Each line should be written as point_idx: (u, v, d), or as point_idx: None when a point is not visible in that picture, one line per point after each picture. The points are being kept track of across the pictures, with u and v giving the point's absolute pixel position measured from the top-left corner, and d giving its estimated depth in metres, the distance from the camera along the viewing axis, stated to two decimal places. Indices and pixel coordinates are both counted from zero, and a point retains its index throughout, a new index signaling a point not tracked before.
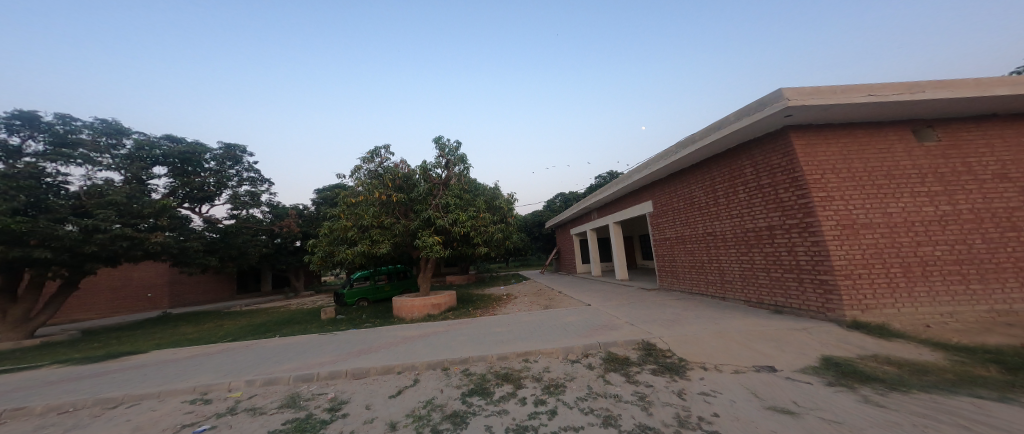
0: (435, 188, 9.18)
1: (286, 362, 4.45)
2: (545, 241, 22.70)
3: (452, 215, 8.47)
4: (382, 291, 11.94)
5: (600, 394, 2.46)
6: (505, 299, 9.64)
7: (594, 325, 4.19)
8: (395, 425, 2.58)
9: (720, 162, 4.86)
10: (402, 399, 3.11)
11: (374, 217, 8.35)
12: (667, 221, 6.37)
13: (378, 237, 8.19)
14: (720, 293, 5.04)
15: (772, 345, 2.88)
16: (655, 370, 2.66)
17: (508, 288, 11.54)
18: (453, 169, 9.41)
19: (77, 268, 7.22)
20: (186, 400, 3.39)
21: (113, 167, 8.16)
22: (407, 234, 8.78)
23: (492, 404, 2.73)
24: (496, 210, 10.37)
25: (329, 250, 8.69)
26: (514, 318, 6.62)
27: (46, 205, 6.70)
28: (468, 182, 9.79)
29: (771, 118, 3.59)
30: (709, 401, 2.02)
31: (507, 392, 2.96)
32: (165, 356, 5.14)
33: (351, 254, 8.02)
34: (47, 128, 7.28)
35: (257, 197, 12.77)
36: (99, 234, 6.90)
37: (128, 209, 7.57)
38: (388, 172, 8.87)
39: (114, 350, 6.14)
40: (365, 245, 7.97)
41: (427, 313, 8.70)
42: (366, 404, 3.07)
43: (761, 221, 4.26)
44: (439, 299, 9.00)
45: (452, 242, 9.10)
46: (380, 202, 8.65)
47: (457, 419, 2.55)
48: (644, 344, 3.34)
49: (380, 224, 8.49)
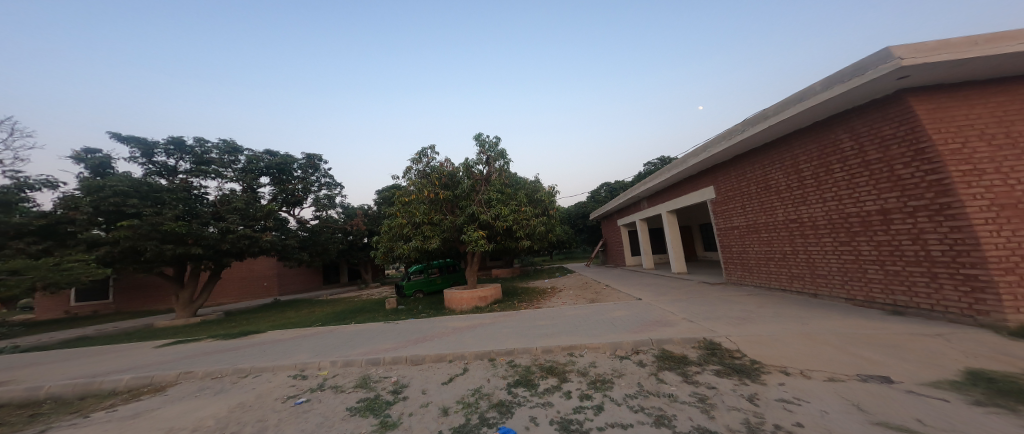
0: (478, 184, 9.47)
1: (352, 347, 4.91)
2: (589, 234, 22.20)
3: (494, 210, 8.66)
4: (434, 283, 12.66)
5: (652, 393, 2.34)
6: (550, 292, 9.64)
7: (643, 321, 3.99)
8: (447, 410, 2.71)
9: (806, 139, 4.30)
10: (451, 386, 3.26)
11: (424, 214, 8.80)
12: (735, 208, 5.83)
13: (429, 233, 8.66)
14: (810, 288, 4.48)
15: (882, 352, 2.48)
16: (719, 371, 2.46)
17: (553, 281, 11.55)
18: (494, 165, 9.60)
19: (218, 261, 9.07)
20: (281, 375, 3.91)
21: (235, 179, 9.84)
22: (454, 229, 9.15)
23: (537, 396, 2.74)
24: (537, 203, 10.38)
25: (389, 246, 9.37)
26: (557, 311, 6.57)
27: (196, 212, 8.63)
28: (508, 177, 9.94)
29: (875, 83, 3.09)
30: (790, 410, 1.81)
31: (552, 385, 2.94)
32: (278, 335, 6.00)
33: (405, 249, 8.57)
34: (191, 152, 9.22)
35: (334, 199, 14.12)
36: (230, 235, 8.58)
37: (246, 214, 9.23)
38: (434, 171, 9.30)
39: (247, 328, 7.39)
40: (418, 241, 8.51)
41: (475, 306, 9.03)
42: (422, 389, 3.26)
43: (868, 204, 3.67)
44: (485, 292, 9.26)
45: (495, 236, 9.31)
46: (429, 199, 9.10)
47: (503, 408, 2.60)
48: (706, 343, 3.10)
49: (430, 221, 8.93)
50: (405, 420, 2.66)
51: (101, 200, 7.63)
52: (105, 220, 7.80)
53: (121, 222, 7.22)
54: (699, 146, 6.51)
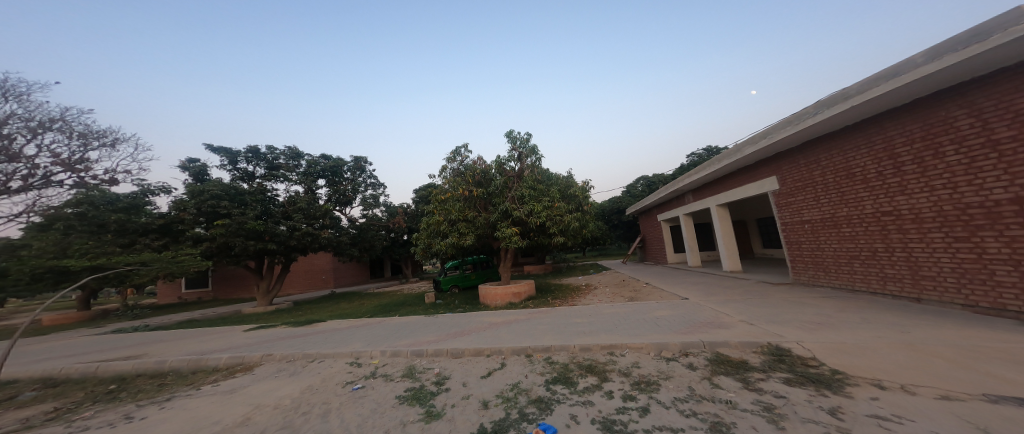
0: (510, 181, 9.54)
1: (400, 339, 5.17)
2: (625, 230, 21.45)
3: (527, 206, 8.67)
4: (468, 279, 13.01)
5: (706, 397, 2.22)
6: (584, 289, 9.51)
7: (692, 322, 3.79)
8: (487, 403, 2.78)
9: (905, 119, 3.79)
10: (489, 380, 3.34)
11: (460, 212, 9.02)
12: (805, 200, 5.30)
13: (464, 229, 8.88)
14: (910, 291, 3.91)
15: (1010, 368, 2.11)
16: (789, 380, 2.27)
17: (587, 278, 11.37)
18: (526, 161, 9.64)
19: (287, 256, 10.22)
20: (341, 362, 4.23)
21: (298, 181, 10.96)
22: (488, 226, 9.28)
23: (577, 394, 2.71)
24: (571, 199, 10.22)
25: (428, 243, 9.73)
26: (594, 309, 6.45)
27: (269, 212, 9.80)
28: (541, 173, 9.92)
29: (1009, 47, 2.65)
30: (886, 428, 1.62)
31: (592, 383, 2.90)
32: (335, 326, 6.53)
33: (442, 246, 8.88)
34: (264, 158, 10.59)
35: (378, 199, 14.98)
36: (296, 232, 9.64)
37: (309, 213, 10.21)
38: (468, 170, 9.50)
39: (307, 317, 8.11)
40: (454, 238, 8.78)
41: (509, 301, 9.14)
42: (462, 382, 3.37)
43: (994, 192, 3.14)
44: (519, 288, 9.31)
45: (529, 232, 9.32)
46: (464, 197, 9.32)
47: (542, 404, 2.61)
48: (771, 348, 2.87)
49: (465, 218, 9.14)
50: (448, 411, 2.76)
51: (202, 202, 8.97)
52: (205, 220, 9.13)
53: (218, 222, 8.50)
54: (757, 133, 6.04)
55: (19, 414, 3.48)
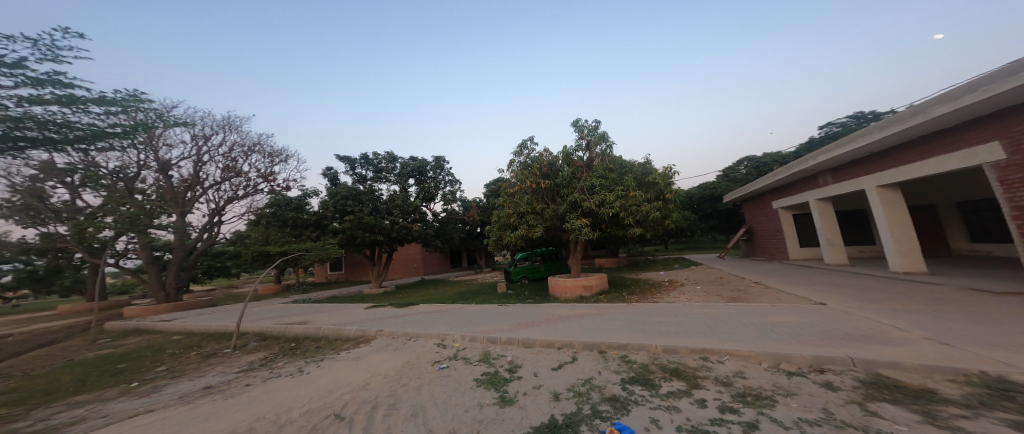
0: (577, 171, 9.27)
1: (488, 322, 5.81)
2: (721, 219, 19.12)
3: (598, 197, 8.27)
4: (538, 270, 13.11)
5: (855, 427, 1.76)
6: (667, 286, 8.71)
7: (818, 333, 3.17)
8: (558, 396, 2.77)
9: None
10: (564, 371, 3.32)
11: (528, 204, 9.05)
12: None
13: (533, 221, 8.86)
14: None
15: None
16: (1020, 425, 1.63)
17: (668, 274, 10.44)
18: (595, 149, 9.26)
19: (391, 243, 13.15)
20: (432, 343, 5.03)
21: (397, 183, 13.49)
22: (556, 218, 9.12)
23: (658, 397, 2.47)
24: (649, 187, 9.39)
25: (499, 235, 10.02)
26: (679, 309, 5.87)
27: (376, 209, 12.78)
28: (613, 160, 9.41)
29: None
30: None
31: (678, 388, 2.61)
32: (427, 314, 7.57)
33: (512, 238, 9.03)
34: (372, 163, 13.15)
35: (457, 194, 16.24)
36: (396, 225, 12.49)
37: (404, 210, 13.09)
38: (535, 162, 9.44)
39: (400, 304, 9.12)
40: (523, 231, 8.85)
41: (580, 295, 8.89)
42: (534, 372, 3.39)
43: None
44: (591, 281, 8.97)
45: (600, 223, 8.93)
46: (531, 190, 9.30)
47: (617, 404, 2.45)
48: (973, 379, 2.15)
49: (533, 210, 9.13)
50: (520, 399, 2.89)
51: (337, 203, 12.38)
52: (337, 216, 12.59)
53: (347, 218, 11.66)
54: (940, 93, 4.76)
55: (246, 357, 5.84)
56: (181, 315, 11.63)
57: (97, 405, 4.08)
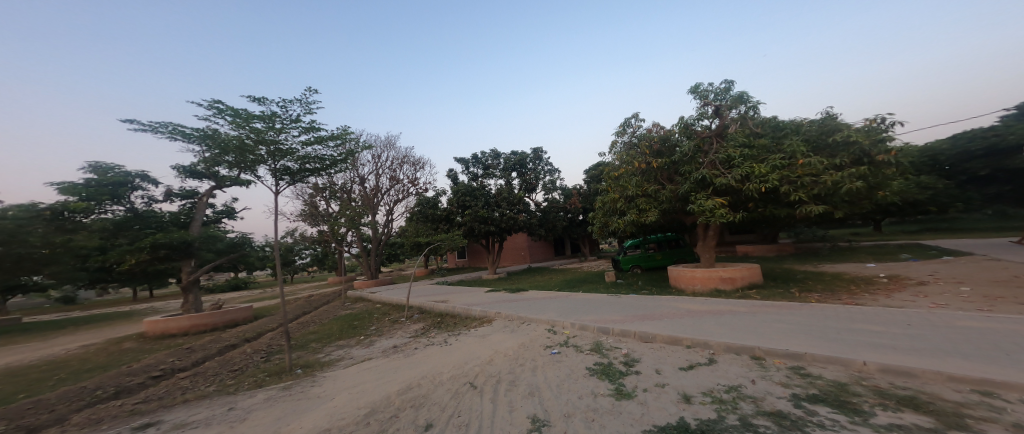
0: (703, 143, 7.99)
1: (601, 316, 6.87)
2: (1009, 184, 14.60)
3: (740, 170, 6.89)
4: (653, 259, 12.06)
5: None
6: (874, 285, 6.51)
7: None
8: (691, 398, 2.86)
9: None
10: (694, 375, 3.51)
11: (637, 186, 8.10)
12: None
13: (644, 205, 7.88)
14: None
15: None
16: None
17: (859, 269, 7.89)
18: (729, 115, 8.07)
19: (501, 230, 17.34)
20: (543, 335, 6.63)
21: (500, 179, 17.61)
22: (675, 199, 7.96)
23: (867, 428, 1.99)
24: (818, 148, 7.38)
25: (603, 221, 9.39)
26: (874, 316, 4.64)
27: (488, 202, 17.25)
28: (759, 124, 8.03)
29: None
30: None
31: (890, 420, 2.10)
32: (548, 305, 9.19)
33: (621, 224, 8.27)
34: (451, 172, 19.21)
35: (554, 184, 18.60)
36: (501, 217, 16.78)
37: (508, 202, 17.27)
38: (643, 139, 8.38)
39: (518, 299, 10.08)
40: (633, 215, 7.95)
41: (716, 287, 7.71)
42: (658, 370, 3.85)
43: None
44: (732, 273, 7.65)
45: (745, 202, 7.84)
46: (640, 170, 8.29)
47: (778, 421, 2.22)
48: None
49: (644, 193, 8.13)
50: (639, 394, 3.17)
51: (461, 199, 17.25)
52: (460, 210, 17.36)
53: (469, 212, 16.37)
54: None
55: (414, 325, 10.46)
56: (374, 303, 16.12)
57: (348, 348, 8.23)
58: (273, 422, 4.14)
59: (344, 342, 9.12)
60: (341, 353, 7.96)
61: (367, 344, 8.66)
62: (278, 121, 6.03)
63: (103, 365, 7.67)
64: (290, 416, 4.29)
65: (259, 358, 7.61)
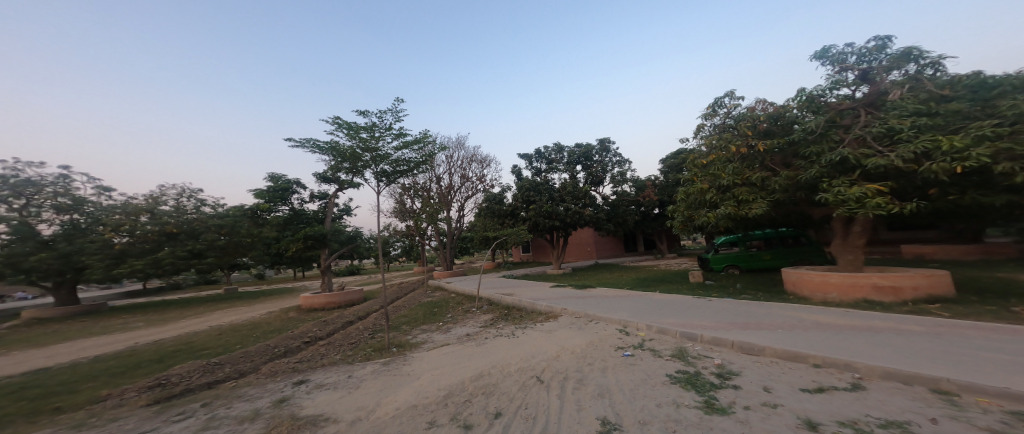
0: (840, 117, 6.82)
1: (684, 322, 6.29)
2: None
3: (909, 146, 5.36)
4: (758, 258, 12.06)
5: None
6: None
7: None
8: (823, 428, 2.09)
9: None
10: (829, 400, 2.62)
11: (735, 174, 7.42)
12: None
13: (746, 195, 7.13)
14: None
15: None
16: None
17: None
18: (887, 78, 6.63)
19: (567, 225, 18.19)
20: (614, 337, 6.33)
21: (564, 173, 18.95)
22: (790, 187, 7.01)
23: None
24: None
25: (689, 214, 9.14)
26: None
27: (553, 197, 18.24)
28: (946, 81, 6.07)
29: None
30: None
31: None
32: (623, 307, 8.73)
33: (712, 217, 7.63)
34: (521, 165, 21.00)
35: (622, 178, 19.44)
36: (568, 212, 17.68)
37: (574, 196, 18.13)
38: (746, 119, 7.81)
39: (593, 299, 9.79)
40: (731, 207, 7.19)
41: (862, 298, 6.15)
42: (766, 388, 3.10)
43: None
44: (889, 281, 5.97)
45: (915, 188, 6.11)
46: (739, 155, 7.67)
47: None
48: None
49: (745, 181, 7.41)
50: (740, 412, 2.52)
51: (525, 194, 18.43)
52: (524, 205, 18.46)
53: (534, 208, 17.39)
54: None
55: (488, 315, 11.01)
56: (453, 292, 17.54)
57: (430, 332, 9.12)
58: (376, 392, 4.70)
59: (426, 327, 10.04)
60: (424, 336, 8.76)
61: (444, 330, 9.39)
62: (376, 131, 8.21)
63: (259, 330, 10.01)
64: (387, 390, 4.79)
65: (366, 333, 8.81)
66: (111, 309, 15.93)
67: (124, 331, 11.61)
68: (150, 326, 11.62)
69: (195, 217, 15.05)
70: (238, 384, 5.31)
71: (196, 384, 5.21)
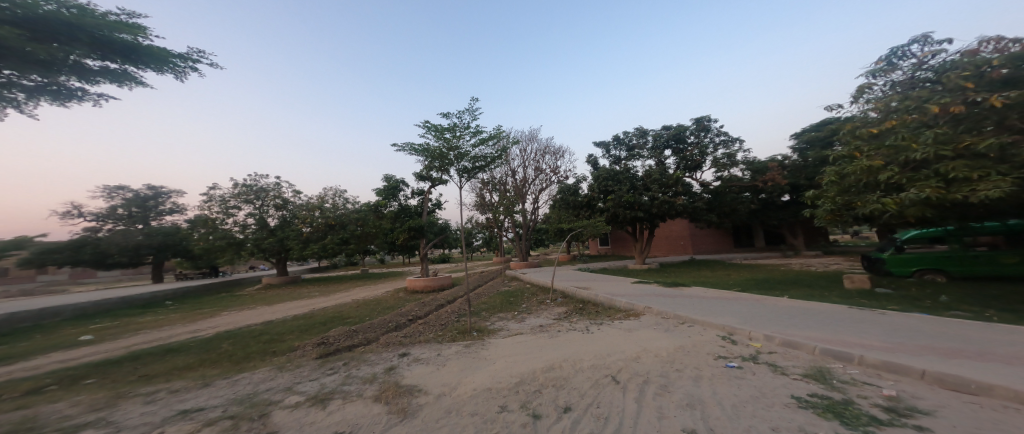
0: None
1: (815, 334, 5.26)
2: None
3: None
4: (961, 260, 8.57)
5: None
6: None
7: None
8: None
9: None
10: None
11: (936, 145, 5.60)
12: None
13: (961, 173, 5.27)
14: None
15: None
16: None
17: None
18: None
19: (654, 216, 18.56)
20: (716, 346, 5.52)
21: (653, 156, 20.55)
22: None
23: None
24: None
25: (848, 201, 7.48)
26: None
27: (635, 184, 18.60)
28: None
29: None
30: None
31: None
32: (731, 315, 7.57)
33: (890, 203, 5.99)
34: (612, 145, 21.76)
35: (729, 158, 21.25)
36: (659, 202, 17.62)
37: (664, 183, 17.99)
38: (962, 67, 5.86)
39: (690, 307, 8.80)
40: (930, 189, 5.43)
41: None
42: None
43: None
44: None
45: None
46: (945, 119, 5.88)
47: None
48: None
49: (954, 154, 5.59)
50: None
51: (603, 182, 18.93)
52: (602, 194, 19.08)
53: (612, 197, 17.94)
54: None
55: (561, 308, 10.90)
56: (530, 283, 18.00)
57: (508, 321, 9.45)
58: (458, 371, 5.07)
59: (503, 314, 10.45)
60: (501, 324, 9.13)
61: (519, 319, 9.61)
62: (451, 131, 9.60)
63: (371, 311, 12.16)
64: (468, 370, 5.13)
65: (455, 319, 9.85)
66: (283, 288, 21.59)
67: (288, 303, 15.69)
68: (306, 302, 15.42)
69: (340, 214, 21.97)
70: (363, 354, 6.57)
71: (332, 353, 6.67)
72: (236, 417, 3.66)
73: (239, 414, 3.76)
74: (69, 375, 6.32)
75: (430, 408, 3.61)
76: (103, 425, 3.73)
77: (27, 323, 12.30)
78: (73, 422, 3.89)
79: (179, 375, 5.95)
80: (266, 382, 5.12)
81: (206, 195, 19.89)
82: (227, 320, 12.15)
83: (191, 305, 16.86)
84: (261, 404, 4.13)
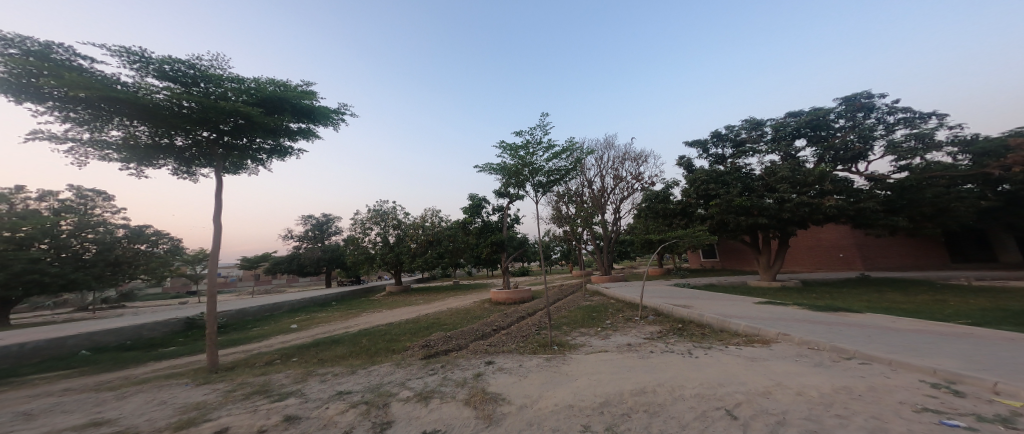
0: None
1: None
2: None
3: None
4: None
5: None
6: None
7: None
8: None
9: None
10: None
11: None
12: None
13: None
14: None
15: None
16: None
17: None
18: None
19: (785, 227, 14.77)
20: (916, 396, 3.78)
21: (773, 150, 16.45)
22: None
23: None
24: None
25: None
26: None
27: (752, 186, 15.18)
28: None
29: None
30: None
31: None
32: (919, 353, 5.43)
33: None
34: (724, 138, 18.27)
35: (919, 139, 16.49)
36: (789, 204, 13.93)
37: (800, 181, 14.17)
38: None
39: (842, 339, 6.60)
40: None
41: None
42: None
43: None
44: None
45: None
46: None
47: None
48: None
49: None
50: None
51: (701, 185, 15.89)
52: (703, 203, 16.01)
53: (716, 203, 14.79)
54: None
55: (650, 328, 9.54)
56: (619, 298, 16.53)
57: (595, 337, 8.83)
58: (540, 384, 4.92)
59: (585, 330, 9.89)
60: (583, 339, 8.67)
61: (603, 336, 8.90)
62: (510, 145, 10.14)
63: (464, 320, 13.16)
64: (550, 384, 4.93)
65: (537, 332, 9.77)
66: (396, 298, 25.36)
67: (396, 311, 18.36)
68: (413, 310, 17.85)
69: (440, 230, 26.85)
70: (461, 359, 7.03)
71: (425, 358, 7.40)
72: (369, 403, 4.36)
73: (372, 401, 4.47)
74: (286, 352, 8.88)
75: (514, 418, 3.64)
76: (298, 395, 4.98)
77: (267, 313, 18.13)
78: (286, 390, 5.32)
79: (338, 362, 7.65)
80: (388, 376, 5.96)
81: (353, 220, 27.43)
82: (368, 320, 15.27)
83: (348, 306, 21.83)
84: (386, 394, 4.80)
